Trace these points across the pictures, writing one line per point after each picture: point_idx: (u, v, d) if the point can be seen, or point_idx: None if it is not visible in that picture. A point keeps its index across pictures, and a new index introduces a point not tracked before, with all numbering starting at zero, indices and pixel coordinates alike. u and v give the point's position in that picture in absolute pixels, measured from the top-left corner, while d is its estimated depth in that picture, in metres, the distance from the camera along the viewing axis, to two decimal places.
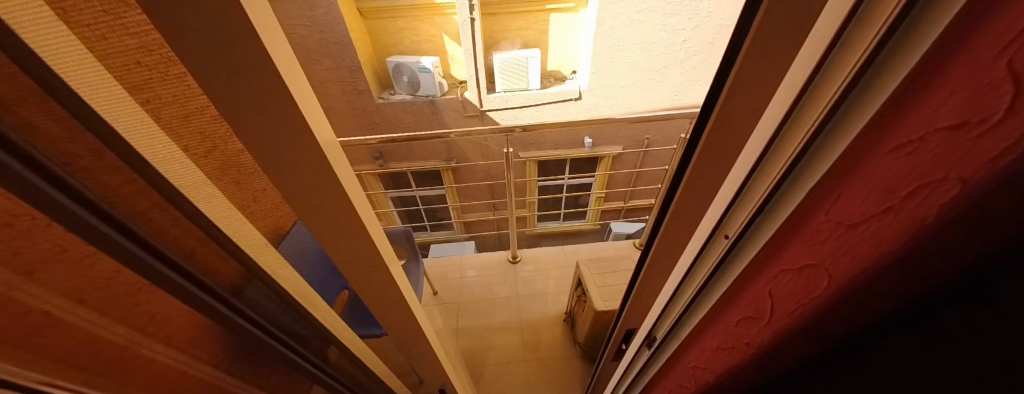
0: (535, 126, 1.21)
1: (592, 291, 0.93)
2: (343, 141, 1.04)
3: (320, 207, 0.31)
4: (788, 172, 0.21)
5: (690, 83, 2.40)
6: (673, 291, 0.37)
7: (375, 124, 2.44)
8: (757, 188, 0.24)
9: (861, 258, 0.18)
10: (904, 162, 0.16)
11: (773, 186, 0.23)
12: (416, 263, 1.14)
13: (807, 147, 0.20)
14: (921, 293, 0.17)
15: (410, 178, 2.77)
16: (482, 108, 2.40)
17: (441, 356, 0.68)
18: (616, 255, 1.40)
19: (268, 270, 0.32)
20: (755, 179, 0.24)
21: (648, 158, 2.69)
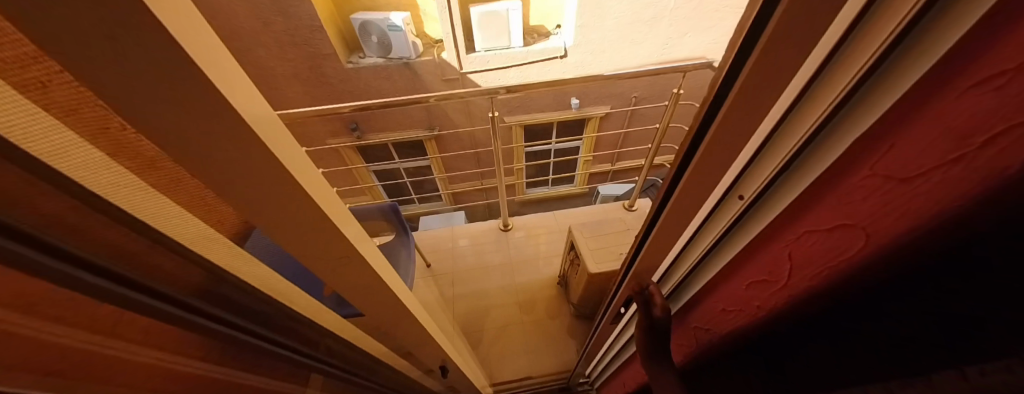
0: (521, 86, 1.13)
1: (585, 254, 0.94)
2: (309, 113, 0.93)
3: (274, 203, 0.26)
4: (822, 126, 0.18)
5: (680, 35, 2.28)
6: (674, 255, 0.36)
7: (348, 92, 2.27)
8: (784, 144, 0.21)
9: (904, 218, 0.16)
10: (981, 104, 0.13)
11: (803, 140, 0.20)
12: (404, 238, 1.11)
13: (851, 95, 0.17)
14: (973, 249, 0.15)
15: (391, 149, 2.64)
16: (462, 70, 2.26)
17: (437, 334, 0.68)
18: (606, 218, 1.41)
19: (230, 269, 0.28)
20: (781, 135, 0.21)
21: (636, 117, 2.64)
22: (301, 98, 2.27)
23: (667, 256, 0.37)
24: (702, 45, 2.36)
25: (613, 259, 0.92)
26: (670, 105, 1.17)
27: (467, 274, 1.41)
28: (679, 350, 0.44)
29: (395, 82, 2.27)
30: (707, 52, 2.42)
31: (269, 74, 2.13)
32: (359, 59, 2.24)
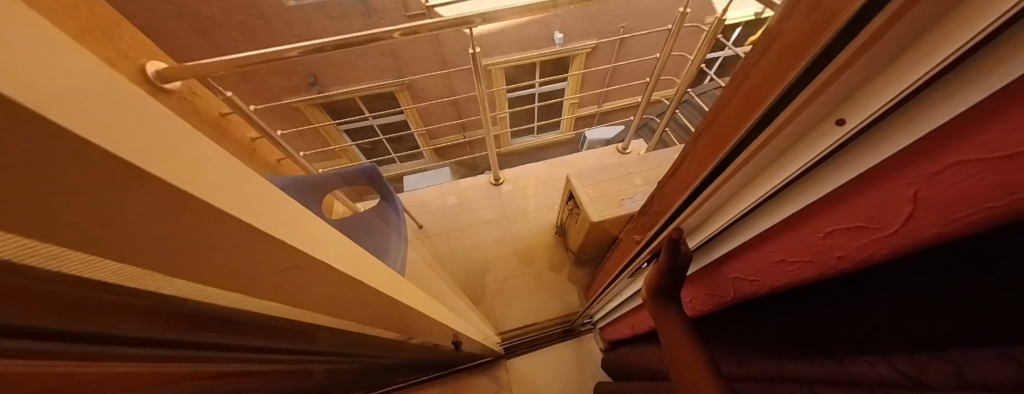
0: (503, 14, 0.95)
1: (586, 202, 0.90)
2: (247, 62, 0.75)
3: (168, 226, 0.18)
4: None
5: None
6: (729, 196, 0.31)
7: (296, 38, 1.94)
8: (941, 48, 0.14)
9: None
10: None
11: (986, 33, 0.13)
12: (391, 202, 1.02)
13: None
14: None
15: (360, 104, 2.40)
16: (427, 3, 1.96)
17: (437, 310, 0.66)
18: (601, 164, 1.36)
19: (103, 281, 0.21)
20: (946, 31, 0.14)
21: (624, 51, 2.44)
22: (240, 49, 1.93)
23: (718, 196, 0.33)
24: None
25: (614, 205, 0.88)
26: (671, 29, 1.04)
27: (462, 231, 1.37)
28: (705, 299, 0.42)
29: (350, 21, 1.96)
30: None
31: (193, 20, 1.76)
32: None
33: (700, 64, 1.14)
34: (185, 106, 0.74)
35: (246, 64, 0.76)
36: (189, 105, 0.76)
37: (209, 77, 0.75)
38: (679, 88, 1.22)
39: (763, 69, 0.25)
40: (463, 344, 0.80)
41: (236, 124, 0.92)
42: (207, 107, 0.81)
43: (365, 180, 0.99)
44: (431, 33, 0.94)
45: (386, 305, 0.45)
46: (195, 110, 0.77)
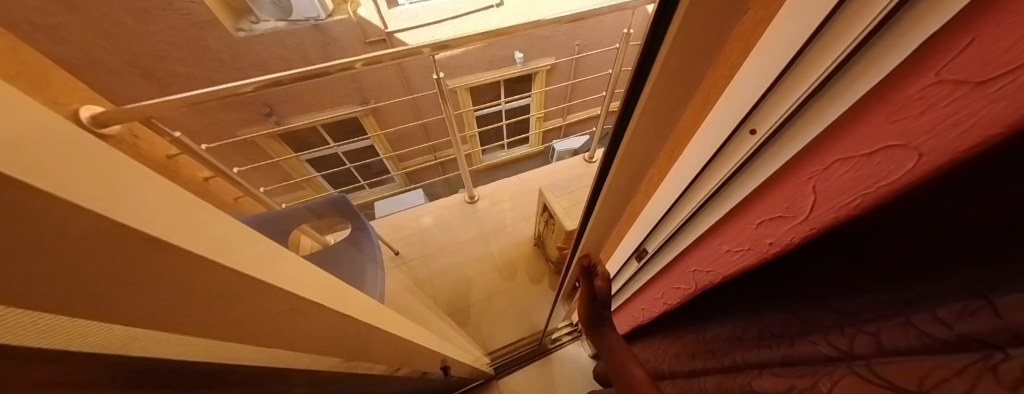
0: (463, 39, 0.99)
1: (559, 212, 0.93)
2: (194, 99, 0.69)
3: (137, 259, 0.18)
4: (865, 40, 0.15)
5: None
6: (669, 207, 0.35)
7: (248, 70, 1.86)
8: (806, 74, 0.18)
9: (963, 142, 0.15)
10: None
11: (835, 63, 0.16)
12: (363, 230, 0.99)
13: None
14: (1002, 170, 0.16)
15: (322, 133, 2.32)
16: (386, 29, 1.99)
17: (422, 338, 0.64)
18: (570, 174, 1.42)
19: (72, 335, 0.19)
20: (803, 61, 0.17)
21: (581, 66, 2.60)
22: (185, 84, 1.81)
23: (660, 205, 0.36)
24: None
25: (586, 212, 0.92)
26: (618, 47, 1.14)
27: (440, 252, 1.35)
28: (672, 293, 0.47)
29: (307, 50, 1.91)
30: None
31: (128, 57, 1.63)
32: (251, 24, 1.80)
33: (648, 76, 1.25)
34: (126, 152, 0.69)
35: (196, 103, 0.71)
36: (131, 149, 0.70)
37: (153, 119, 0.70)
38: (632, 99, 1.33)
39: None
40: (452, 369, 0.78)
41: (185, 165, 0.86)
42: (152, 150, 0.75)
43: (333, 209, 0.97)
44: (394, 61, 0.95)
45: (366, 340, 0.44)
46: (138, 154, 0.71)
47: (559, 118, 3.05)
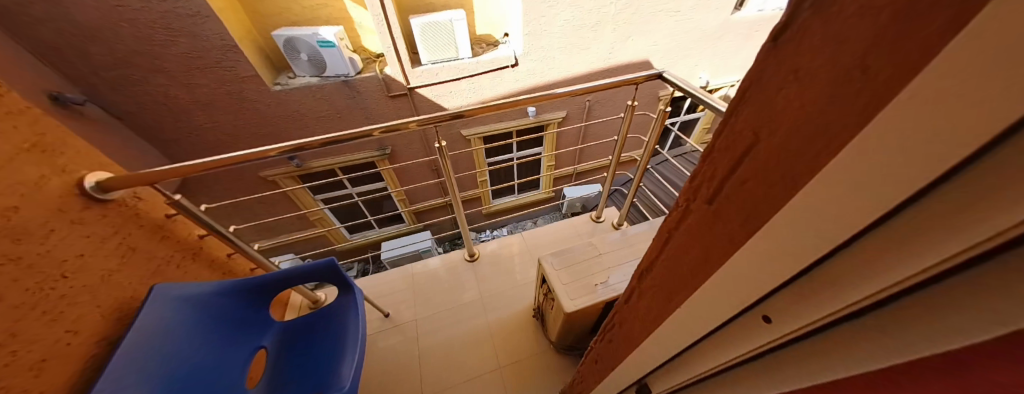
0: (477, 109, 0.94)
1: (559, 290, 0.86)
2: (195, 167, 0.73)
3: None
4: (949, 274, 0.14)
5: (623, 38, 2.38)
6: (704, 350, 0.32)
7: (278, 118, 2.02)
8: (869, 282, 0.17)
9: None
10: None
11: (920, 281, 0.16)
12: (352, 295, 0.90)
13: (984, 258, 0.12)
14: None
15: (340, 174, 2.41)
16: (408, 85, 2.14)
17: None
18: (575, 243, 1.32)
19: None
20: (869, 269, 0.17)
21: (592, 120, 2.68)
22: (220, 128, 1.96)
23: (676, 345, 0.33)
24: (642, 48, 2.50)
25: (590, 292, 0.84)
26: (624, 116, 1.14)
27: (435, 318, 1.21)
28: None
29: (334, 101, 2.06)
30: (648, 54, 2.55)
31: (176, 104, 1.81)
32: (288, 80, 2.03)
33: (658, 144, 1.23)
34: (126, 214, 0.70)
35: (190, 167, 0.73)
36: (131, 211, 0.71)
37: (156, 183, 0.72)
38: (641, 163, 1.31)
39: (680, 251, 0.27)
40: None
41: (185, 224, 0.84)
42: (151, 211, 0.75)
43: (318, 277, 0.86)
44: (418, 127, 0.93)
45: None
46: (136, 215, 0.72)
47: (570, 167, 3.08)
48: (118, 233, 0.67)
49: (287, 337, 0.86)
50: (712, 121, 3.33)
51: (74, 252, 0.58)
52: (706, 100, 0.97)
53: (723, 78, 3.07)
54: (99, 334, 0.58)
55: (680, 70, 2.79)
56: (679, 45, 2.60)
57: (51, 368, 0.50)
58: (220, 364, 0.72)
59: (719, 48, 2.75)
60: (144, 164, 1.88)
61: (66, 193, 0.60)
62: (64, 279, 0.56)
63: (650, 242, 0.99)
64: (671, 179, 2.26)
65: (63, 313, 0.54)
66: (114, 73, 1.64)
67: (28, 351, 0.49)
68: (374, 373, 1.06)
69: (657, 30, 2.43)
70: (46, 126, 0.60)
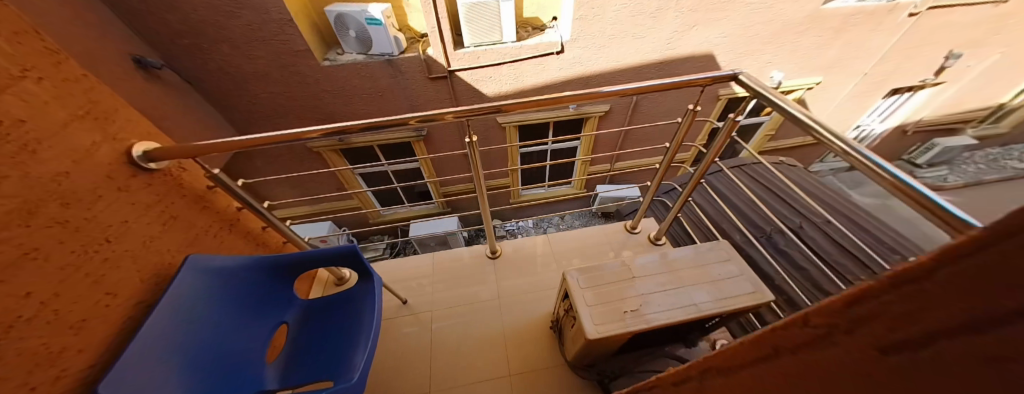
0: (516, 104, 0.86)
1: (584, 313, 0.77)
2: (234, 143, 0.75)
3: None
4: None
5: (685, 27, 2.13)
6: None
7: (325, 93, 2.09)
8: None
9: None
10: None
11: None
12: (371, 283, 0.89)
13: None
14: None
15: (377, 152, 2.48)
16: (449, 67, 2.09)
17: None
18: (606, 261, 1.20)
19: None
20: None
21: (636, 116, 2.48)
22: (274, 99, 2.07)
23: None
24: (707, 40, 2.22)
25: (618, 320, 0.75)
26: (681, 121, 1.03)
27: (452, 312, 1.19)
28: None
29: (377, 80, 2.08)
30: (712, 47, 2.27)
31: (238, 74, 1.92)
32: (337, 55, 2.08)
33: (718, 158, 1.05)
34: (170, 183, 0.74)
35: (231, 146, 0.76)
36: (175, 180, 0.75)
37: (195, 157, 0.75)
38: (693, 177, 1.14)
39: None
40: None
41: (223, 195, 0.89)
42: (193, 182, 0.79)
43: (340, 262, 0.85)
44: (457, 119, 0.87)
45: None
46: (179, 185, 0.76)
47: (607, 164, 2.91)
48: (162, 202, 0.71)
49: (307, 314, 0.88)
50: (776, 128, 2.94)
51: (119, 218, 0.62)
52: (778, 102, 0.79)
53: (799, 78, 2.67)
54: (136, 299, 0.62)
55: (748, 66, 2.46)
56: (752, 38, 2.27)
57: (90, 327, 0.54)
58: (241, 336, 0.75)
59: (801, 43, 2.37)
60: (208, 128, 2.04)
61: (115, 160, 0.63)
62: (107, 244, 0.59)
63: (695, 269, 0.87)
64: (724, 193, 2.06)
65: (104, 276, 0.58)
66: (187, 41, 1.76)
67: (70, 311, 0.52)
68: (387, 358, 1.07)
69: (728, 20, 2.14)
70: (100, 94, 0.64)
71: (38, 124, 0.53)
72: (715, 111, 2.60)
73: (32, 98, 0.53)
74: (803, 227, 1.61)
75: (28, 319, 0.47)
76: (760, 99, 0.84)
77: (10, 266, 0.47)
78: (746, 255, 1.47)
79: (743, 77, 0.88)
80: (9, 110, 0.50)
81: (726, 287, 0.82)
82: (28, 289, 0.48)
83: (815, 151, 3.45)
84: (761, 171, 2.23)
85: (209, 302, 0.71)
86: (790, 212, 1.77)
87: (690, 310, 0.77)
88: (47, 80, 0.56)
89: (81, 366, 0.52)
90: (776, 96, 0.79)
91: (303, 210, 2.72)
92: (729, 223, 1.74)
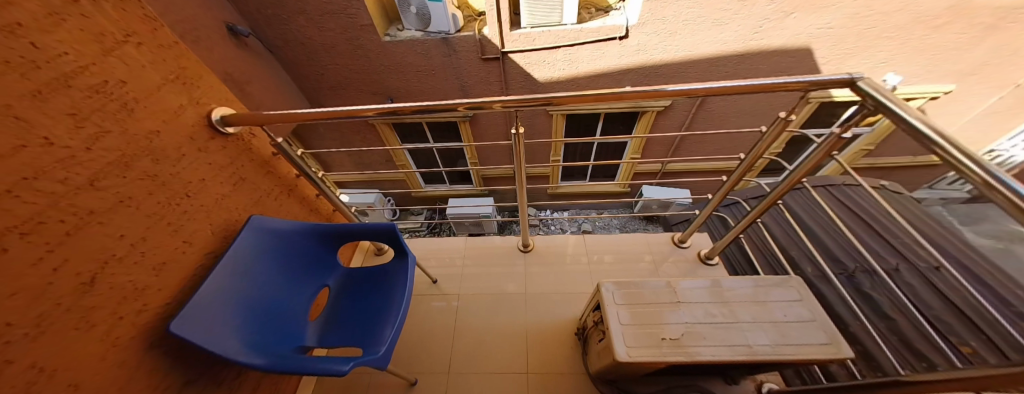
0: (568, 98, 0.79)
1: (615, 331, 0.71)
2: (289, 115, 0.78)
3: None
4: None
5: (780, 15, 1.81)
6: None
7: (382, 68, 2.17)
8: None
9: None
10: None
11: None
12: (405, 262, 0.92)
13: None
14: None
15: (425, 130, 2.55)
16: (503, 49, 2.03)
17: None
18: (648, 276, 1.11)
19: None
20: None
21: (700, 115, 2.23)
22: (338, 71, 2.20)
23: None
24: (805, 31, 1.87)
25: (654, 347, 0.68)
26: (765, 132, 0.90)
27: (477, 299, 1.20)
28: None
29: (431, 58, 2.10)
30: (812, 40, 1.91)
31: (309, 45, 2.06)
32: (397, 31, 2.12)
33: (806, 179, 0.88)
34: (240, 147, 0.84)
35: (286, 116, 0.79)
36: (245, 145, 0.85)
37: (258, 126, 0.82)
38: (768, 198, 0.98)
39: None
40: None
41: (284, 162, 0.99)
42: (260, 148, 0.90)
43: (380, 239, 0.89)
44: (504, 108, 0.83)
45: None
46: (248, 150, 0.86)
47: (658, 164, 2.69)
48: (232, 165, 0.81)
49: (347, 281, 0.94)
50: (878, 142, 2.46)
51: (198, 176, 0.72)
52: (897, 109, 0.59)
53: (925, 85, 2.16)
54: (206, 249, 0.72)
55: (855, 66, 2.05)
56: (869, 31, 1.87)
57: (168, 270, 0.64)
58: (288, 294, 0.81)
59: (937, 40, 1.89)
60: (283, 94, 2.23)
61: (196, 123, 0.72)
62: (187, 197, 0.69)
63: (752, 305, 0.76)
64: (805, 222, 1.82)
65: (182, 225, 0.68)
66: (270, 12, 1.91)
67: (154, 253, 0.62)
68: (413, 332, 1.12)
69: (839, 8, 1.77)
70: (187, 61, 0.73)
71: (138, 86, 0.62)
72: (804, 114, 2.25)
73: (133, 62, 0.62)
74: (900, 271, 1.35)
75: (121, 258, 0.57)
76: (883, 109, 0.64)
77: (110, 210, 0.56)
78: (817, 292, 1.29)
79: (863, 83, 0.69)
80: (115, 73, 0.59)
81: (791, 332, 0.70)
82: (123, 231, 0.57)
83: (925, 175, 2.85)
84: (855, 198, 1.91)
85: (264, 260, 0.79)
86: (888, 251, 1.48)
87: (742, 351, 0.67)
88: (145, 46, 0.64)
89: (159, 302, 0.62)
90: (898, 103, 0.59)
91: (355, 177, 2.93)
92: (802, 254, 1.54)
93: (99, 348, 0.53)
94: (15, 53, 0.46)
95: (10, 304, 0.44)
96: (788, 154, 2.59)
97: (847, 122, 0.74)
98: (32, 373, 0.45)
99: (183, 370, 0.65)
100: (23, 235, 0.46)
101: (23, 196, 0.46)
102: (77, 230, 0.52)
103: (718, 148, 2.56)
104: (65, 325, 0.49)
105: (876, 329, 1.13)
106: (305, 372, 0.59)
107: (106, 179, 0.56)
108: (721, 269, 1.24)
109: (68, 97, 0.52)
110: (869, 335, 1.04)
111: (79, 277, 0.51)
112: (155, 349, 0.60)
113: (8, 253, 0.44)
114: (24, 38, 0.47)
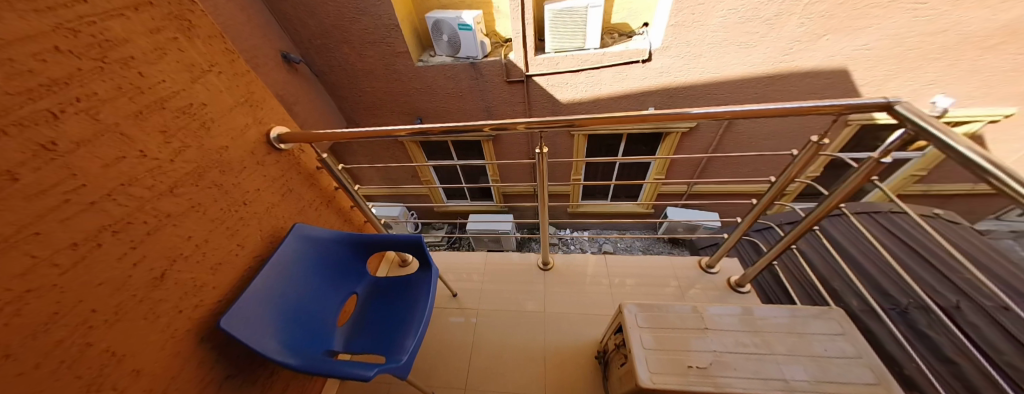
0: (591, 119, 0.82)
1: (638, 356, 0.70)
2: (327, 134, 0.84)
3: None
4: None
5: (812, 37, 1.78)
6: None
7: (414, 89, 2.31)
8: None
9: None
10: None
11: None
12: (428, 273, 0.95)
13: None
14: None
15: (450, 147, 2.66)
16: (528, 72, 2.13)
17: None
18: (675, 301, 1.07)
19: None
20: None
21: (727, 136, 2.18)
22: (374, 93, 2.38)
23: None
24: (840, 53, 1.82)
25: (680, 374, 0.65)
26: (796, 156, 0.87)
27: (496, 315, 1.20)
28: None
29: (459, 81, 2.24)
30: (848, 61, 1.85)
31: (351, 70, 2.26)
32: (429, 57, 2.28)
33: (845, 205, 0.84)
34: (291, 162, 0.93)
35: (324, 135, 0.85)
36: (294, 160, 0.95)
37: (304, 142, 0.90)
38: (802, 223, 0.93)
39: None
40: None
41: (326, 176, 1.08)
42: (304, 161, 0.98)
43: (406, 250, 0.92)
44: (527, 129, 0.86)
45: None
46: (296, 164, 0.95)
47: (683, 184, 2.62)
48: (283, 177, 0.90)
49: (374, 290, 0.98)
50: (929, 167, 2.28)
51: (254, 186, 0.81)
52: (942, 137, 0.57)
53: (981, 108, 2.01)
54: (255, 252, 0.80)
55: (898, 87, 1.94)
56: (913, 53, 1.78)
57: (222, 270, 0.71)
58: (322, 298, 0.86)
59: (992, 61, 1.77)
60: (325, 113, 2.43)
61: (256, 140, 0.82)
62: (244, 205, 0.77)
63: (789, 338, 0.71)
64: (846, 249, 1.69)
65: (237, 230, 0.75)
66: (319, 42, 2.12)
67: (212, 254, 0.69)
68: (432, 346, 1.13)
69: (878, 29, 1.71)
70: (255, 86, 0.84)
71: (215, 108, 0.72)
72: (841, 137, 2.16)
73: (213, 87, 0.72)
74: (961, 309, 1.21)
75: (186, 257, 0.64)
76: (925, 134, 0.61)
77: (183, 214, 0.64)
78: (865, 329, 1.18)
79: (902, 107, 0.67)
80: (199, 97, 0.69)
81: (832, 368, 0.65)
82: (190, 233, 0.65)
83: (989, 203, 2.58)
84: (904, 226, 1.76)
85: (302, 266, 0.85)
86: (946, 287, 1.34)
87: (778, 385, 0.63)
88: (223, 74, 0.75)
89: (212, 299, 0.69)
90: (942, 130, 0.57)
91: (384, 192, 3.08)
92: (844, 285, 1.44)
93: (161, 338, 0.59)
94: (126, 80, 0.56)
95: (98, 293, 0.51)
96: (827, 178, 2.45)
97: (887, 148, 0.71)
98: (105, 357, 0.51)
99: (224, 365, 0.70)
100: (114, 232, 0.53)
101: (119, 199, 0.54)
102: (155, 230, 0.59)
103: (749, 170, 2.47)
104: (137, 314, 0.56)
105: (936, 373, 1.01)
106: (333, 374, 0.62)
107: (182, 187, 0.64)
108: (754, 297, 1.18)
109: (161, 117, 0.61)
110: (928, 380, 0.93)
111: (152, 272, 0.58)
112: (204, 343, 0.66)
113: (101, 248, 0.52)
114: (134, 69, 0.57)
